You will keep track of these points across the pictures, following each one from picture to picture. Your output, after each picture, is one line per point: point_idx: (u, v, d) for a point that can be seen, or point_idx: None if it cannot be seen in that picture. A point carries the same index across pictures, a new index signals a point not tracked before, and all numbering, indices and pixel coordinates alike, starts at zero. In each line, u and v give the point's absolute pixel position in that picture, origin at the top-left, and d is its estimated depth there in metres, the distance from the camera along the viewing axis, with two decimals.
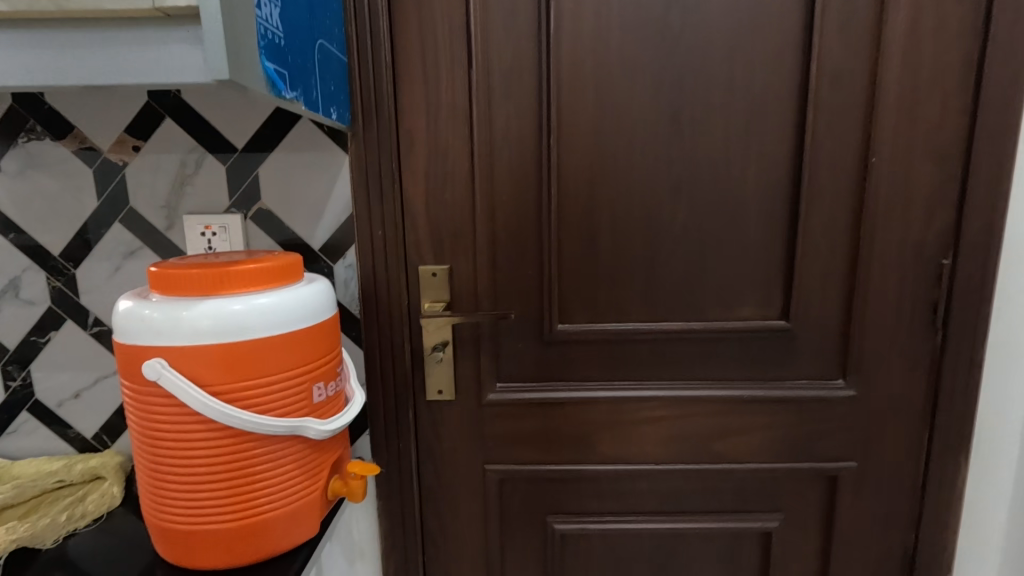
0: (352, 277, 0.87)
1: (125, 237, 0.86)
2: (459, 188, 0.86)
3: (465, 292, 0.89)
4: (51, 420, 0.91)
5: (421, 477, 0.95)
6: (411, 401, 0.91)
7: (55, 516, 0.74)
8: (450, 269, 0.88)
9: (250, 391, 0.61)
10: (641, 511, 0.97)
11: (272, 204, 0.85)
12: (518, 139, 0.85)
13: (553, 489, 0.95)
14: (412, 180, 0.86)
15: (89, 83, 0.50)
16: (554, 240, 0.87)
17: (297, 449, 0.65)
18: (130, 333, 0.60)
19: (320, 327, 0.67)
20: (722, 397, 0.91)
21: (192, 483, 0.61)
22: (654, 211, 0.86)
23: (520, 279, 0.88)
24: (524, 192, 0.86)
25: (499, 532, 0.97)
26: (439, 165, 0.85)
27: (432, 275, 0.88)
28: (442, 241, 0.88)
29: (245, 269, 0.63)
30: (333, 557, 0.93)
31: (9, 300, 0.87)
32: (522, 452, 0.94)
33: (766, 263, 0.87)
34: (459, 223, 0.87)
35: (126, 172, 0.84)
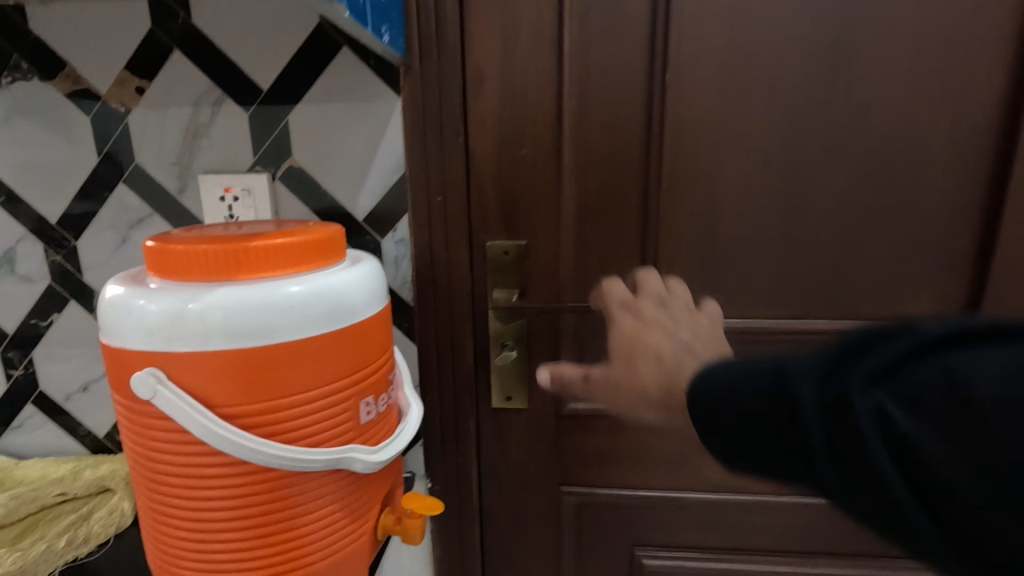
0: (405, 254, 0.70)
1: (132, 202, 0.71)
2: (541, 141, 0.66)
3: (543, 274, 0.71)
4: (58, 415, 0.79)
5: (483, 497, 0.79)
6: (473, 408, 0.75)
7: (53, 541, 0.61)
8: (525, 246, 0.70)
9: (278, 414, 0.45)
10: (750, 548, 0.79)
11: (306, 162, 0.68)
12: (621, 75, 0.64)
13: (644, 517, 0.78)
14: (480, 132, 0.67)
15: None
16: (662, 211, 0.67)
17: (340, 486, 0.49)
18: (116, 330, 0.44)
19: (369, 325, 0.50)
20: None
21: (202, 533, 0.46)
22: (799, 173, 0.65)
23: (615, 260, 0.70)
24: (625, 145, 0.66)
25: (575, 565, 0.80)
26: (516, 111, 0.66)
27: (503, 254, 0.70)
28: (517, 210, 0.69)
29: (269, 246, 0.46)
30: None
31: (4, 276, 0.74)
32: (606, 472, 0.77)
33: (949, 244, 0.65)
34: (538, 188, 0.68)
35: (129, 120, 0.68)
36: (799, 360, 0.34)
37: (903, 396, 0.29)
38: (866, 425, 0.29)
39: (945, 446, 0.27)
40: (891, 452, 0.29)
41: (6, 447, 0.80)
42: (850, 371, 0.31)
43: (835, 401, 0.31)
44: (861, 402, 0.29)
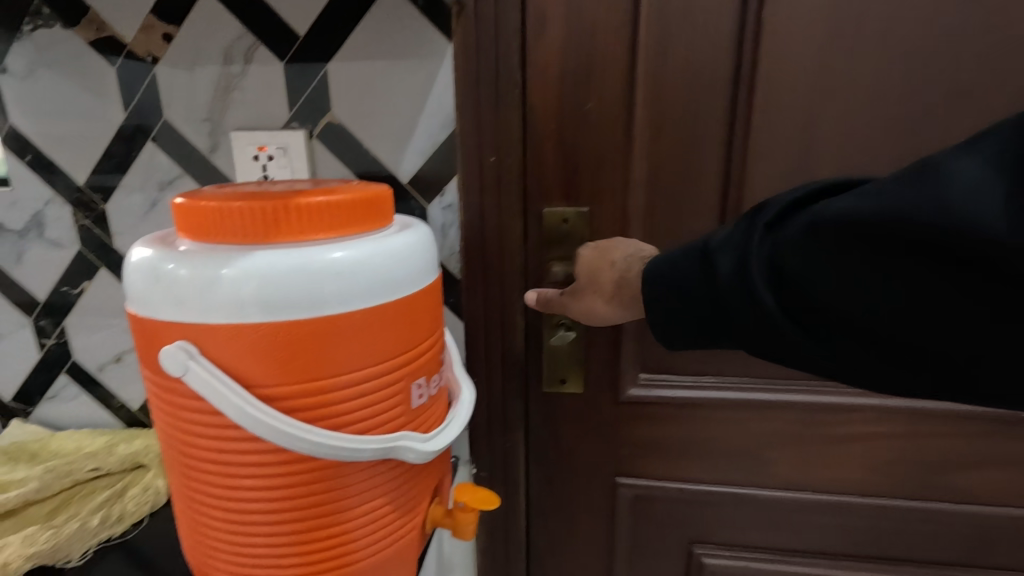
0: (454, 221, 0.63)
1: (161, 162, 0.66)
2: (610, 93, 0.59)
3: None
4: (92, 386, 0.76)
5: (530, 486, 0.73)
6: (522, 390, 0.69)
7: (86, 519, 0.58)
8: (587, 213, 0.63)
9: (323, 396, 0.40)
10: (826, 552, 0.71)
11: (346, 117, 0.62)
12: (703, 16, 0.56)
13: (706, 514, 0.72)
14: (540, 82, 0.59)
15: None
16: (745, 174, 0.60)
17: (389, 476, 0.44)
18: (144, 297, 0.39)
19: (422, 298, 0.44)
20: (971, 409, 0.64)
21: (238, 524, 0.41)
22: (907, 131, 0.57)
23: (688, 229, 0.62)
24: (704, 99, 0.58)
25: (627, 560, 0.75)
26: (582, 58, 0.58)
27: (561, 222, 0.63)
28: (579, 172, 0.62)
29: (310, 204, 0.39)
30: None
31: (34, 241, 0.70)
32: (668, 463, 0.70)
33: None
34: (604, 147, 0.61)
35: (156, 71, 0.63)
36: (717, 237, 0.49)
37: (774, 244, 0.45)
38: (754, 268, 0.44)
39: (794, 269, 0.43)
40: (771, 283, 0.44)
41: (42, 417, 0.78)
42: (743, 236, 0.47)
43: (733, 256, 0.46)
44: (749, 255, 0.45)
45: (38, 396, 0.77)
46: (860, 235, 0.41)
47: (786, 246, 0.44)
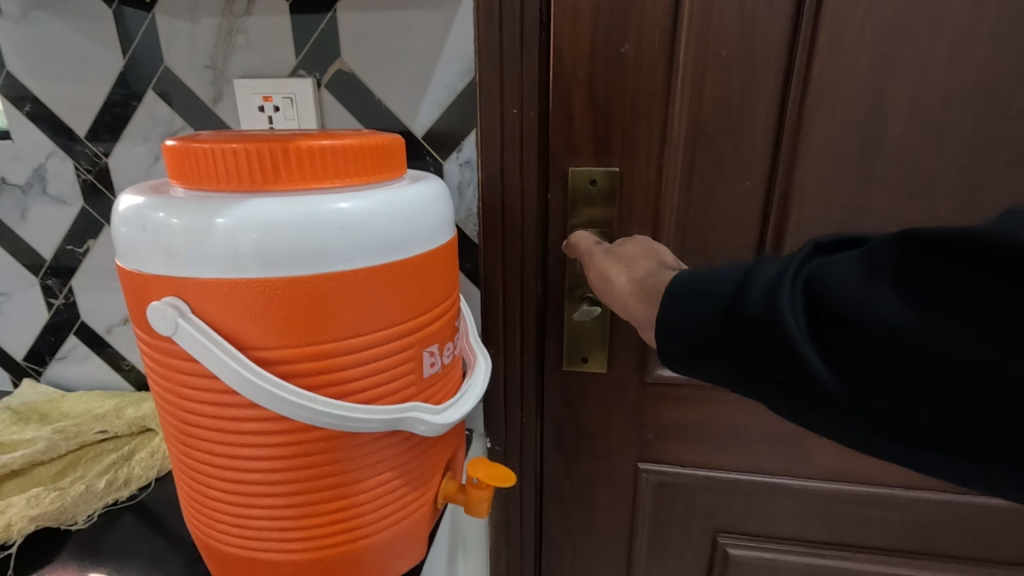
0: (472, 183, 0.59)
1: (164, 113, 0.62)
2: (651, 44, 0.55)
3: (639, 213, 0.61)
4: (101, 348, 0.75)
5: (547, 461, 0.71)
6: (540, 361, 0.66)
7: (92, 482, 0.56)
8: (618, 174, 0.59)
9: (325, 361, 0.36)
10: (865, 547, 0.69)
11: (357, 64, 0.57)
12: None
13: (736, 506, 0.69)
14: (573, 31, 0.55)
15: None
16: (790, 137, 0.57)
17: (399, 449, 0.41)
18: (135, 250, 0.35)
19: (436, 258, 0.40)
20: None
21: (238, 493, 0.39)
22: (964, 93, 0.54)
23: (721, 197, 0.59)
24: (749, 54, 0.55)
25: (650, 548, 0.73)
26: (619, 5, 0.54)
27: (589, 184, 0.60)
28: (611, 131, 0.58)
29: (313, 147, 0.35)
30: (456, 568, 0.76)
31: (37, 197, 0.68)
32: (694, 449, 0.67)
33: None
34: (640, 104, 0.57)
35: (155, 14, 0.58)
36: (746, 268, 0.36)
37: (821, 272, 0.33)
38: (786, 298, 0.32)
39: (841, 306, 0.31)
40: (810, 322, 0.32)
41: (53, 378, 0.77)
42: (778, 260, 0.35)
43: (764, 281, 0.33)
44: (783, 277, 0.33)
45: (48, 357, 0.76)
46: (940, 261, 0.29)
47: (834, 270, 0.32)
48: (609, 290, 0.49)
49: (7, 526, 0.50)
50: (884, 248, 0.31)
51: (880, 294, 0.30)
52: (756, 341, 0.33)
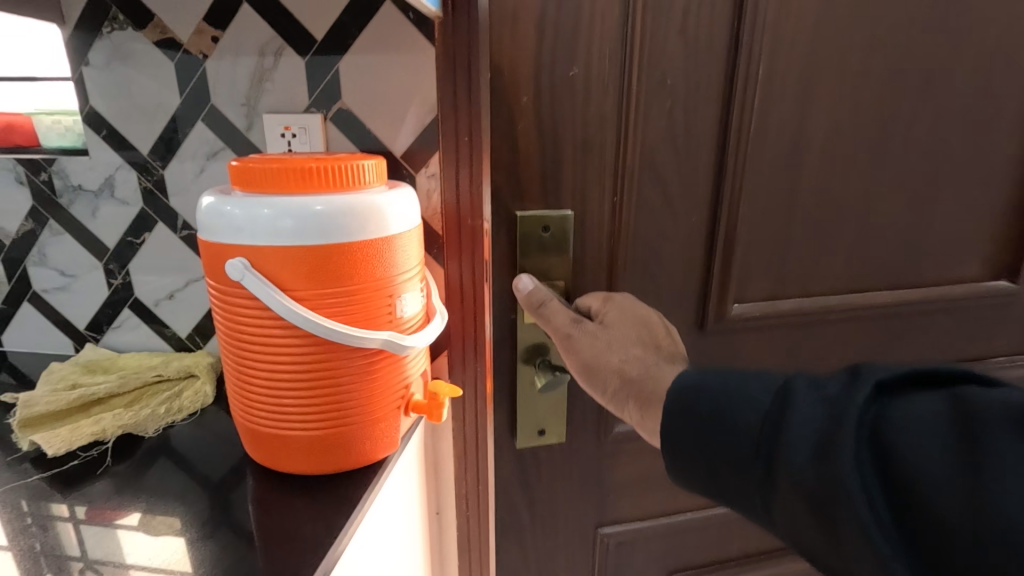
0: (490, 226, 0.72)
1: (208, 137, 0.83)
2: (594, 98, 0.67)
3: (591, 248, 0.73)
4: (148, 318, 0.95)
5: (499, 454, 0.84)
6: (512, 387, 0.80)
7: (155, 407, 0.77)
8: (571, 218, 0.71)
9: (335, 301, 0.58)
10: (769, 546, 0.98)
11: (354, 104, 0.79)
12: (677, 26, 0.65)
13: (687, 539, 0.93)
14: (520, 85, 0.66)
15: None
16: (692, 175, 0.72)
17: (382, 363, 0.63)
18: (214, 230, 0.57)
19: (406, 237, 0.62)
20: (834, 362, 0.85)
21: (278, 389, 0.60)
22: (804, 131, 0.72)
23: (665, 232, 0.74)
24: (671, 106, 0.68)
25: None
26: (564, 64, 0.65)
27: (542, 232, 0.71)
28: (562, 176, 0.70)
29: (333, 167, 0.57)
30: (446, 508, 0.99)
31: (106, 200, 0.89)
32: (639, 502, 0.90)
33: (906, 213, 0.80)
34: (582, 146, 0.69)
35: (206, 66, 0.80)
36: (815, 393, 0.41)
37: (887, 417, 0.37)
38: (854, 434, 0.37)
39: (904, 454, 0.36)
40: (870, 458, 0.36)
41: (108, 343, 0.97)
42: (848, 391, 0.40)
43: (827, 410, 0.39)
44: (853, 413, 0.38)
45: (105, 325, 0.96)
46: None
47: (894, 421, 0.37)
48: (595, 372, 0.58)
49: (102, 430, 0.72)
50: (966, 408, 0.35)
51: (953, 464, 0.34)
52: (814, 469, 0.37)
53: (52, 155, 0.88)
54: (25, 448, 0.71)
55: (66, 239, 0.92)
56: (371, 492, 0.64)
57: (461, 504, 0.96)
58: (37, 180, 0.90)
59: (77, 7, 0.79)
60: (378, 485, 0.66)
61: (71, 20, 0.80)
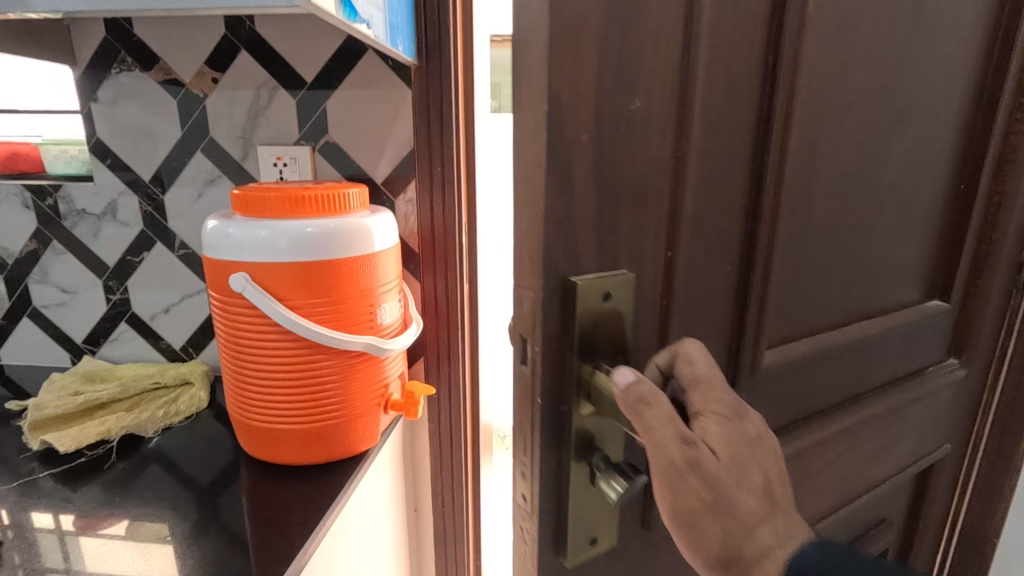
0: (526, 299, 0.43)
1: (206, 166, 0.92)
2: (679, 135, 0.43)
3: (644, 317, 0.46)
4: (145, 331, 1.02)
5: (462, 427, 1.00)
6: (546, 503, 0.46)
7: (154, 410, 0.85)
8: (632, 280, 0.44)
9: (323, 309, 0.67)
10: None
11: (339, 137, 0.89)
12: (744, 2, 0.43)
13: None
14: (581, 105, 0.38)
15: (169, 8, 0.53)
16: (739, 213, 0.49)
17: (363, 363, 0.73)
18: (218, 248, 0.66)
19: (385, 254, 0.72)
20: (828, 406, 0.64)
21: (272, 385, 0.69)
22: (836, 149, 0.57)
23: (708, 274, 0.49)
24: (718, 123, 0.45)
25: None
26: (630, 79, 0.39)
27: (603, 296, 0.43)
28: (623, 240, 0.43)
29: (325, 195, 0.67)
30: (422, 503, 1.07)
31: (108, 222, 0.96)
32: None
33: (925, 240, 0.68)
34: (642, 201, 0.43)
35: (206, 102, 0.89)
36: None
37: None
38: None
39: None
40: None
41: (105, 355, 1.04)
42: None
43: None
44: None
45: (102, 338, 1.03)
46: None
47: None
48: (695, 530, 0.40)
49: (107, 430, 0.80)
50: None
51: None
52: None
53: (57, 182, 0.96)
54: (35, 448, 0.78)
55: (68, 258, 0.99)
56: (356, 476, 0.74)
57: (437, 499, 1.04)
58: (42, 205, 0.97)
59: (88, 51, 0.88)
60: (361, 471, 0.76)
61: (82, 61, 0.89)
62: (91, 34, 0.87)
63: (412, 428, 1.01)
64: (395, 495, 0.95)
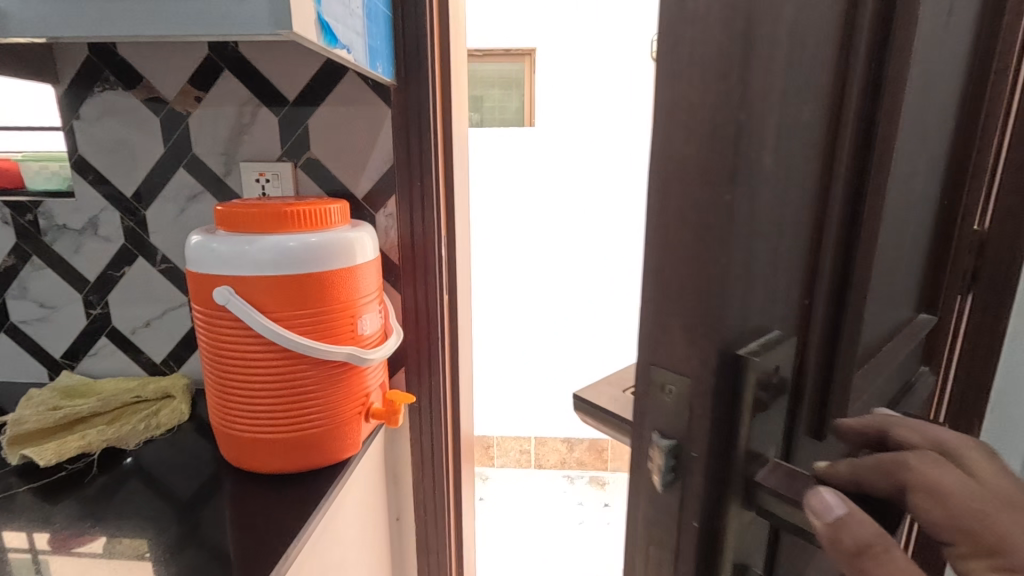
0: (670, 384, 0.31)
1: (189, 181, 0.94)
2: (832, 163, 0.34)
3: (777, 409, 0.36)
4: (125, 345, 1.02)
5: (444, 434, 1.02)
6: None
7: (135, 424, 0.86)
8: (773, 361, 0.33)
9: (305, 321, 0.70)
10: None
11: (321, 154, 0.92)
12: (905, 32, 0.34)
13: None
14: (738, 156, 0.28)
15: (153, 35, 0.55)
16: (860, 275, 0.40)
17: (345, 372, 0.75)
18: (202, 263, 0.68)
19: (366, 267, 0.75)
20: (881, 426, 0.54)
21: (255, 396, 0.71)
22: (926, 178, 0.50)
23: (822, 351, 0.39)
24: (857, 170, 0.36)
25: None
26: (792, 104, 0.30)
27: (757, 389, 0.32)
28: (771, 290, 0.33)
29: (308, 211, 0.70)
30: (405, 513, 1.08)
31: (89, 237, 0.97)
32: None
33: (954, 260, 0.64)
34: (792, 245, 0.33)
35: (189, 120, 0.91)
36: None
37: None
38: None
39: None
40: None
41: (85, 369, 1.04)
42: None
43: None
44: None
45: (81, 353, 1.03)
46: None
47: None
48: None
49: (88, 444, 0.80)
50: None
51: None
52: None
53: (37, 198, 0.96)
54: (14, 463, 0.78)
55: (47, 273, 0.99)
56: (338, 484, 0.76)
57: (419, 506, 1.06)
58: (22, 221, 0.97)
59: (71, 70, 0.90)
60: (343, 479, 0.78)
61: (65, 80, 0.90)
62: (74, 53, 0.89)
63: (394, 437, 1.03)
64: (377, 503, 0.97)
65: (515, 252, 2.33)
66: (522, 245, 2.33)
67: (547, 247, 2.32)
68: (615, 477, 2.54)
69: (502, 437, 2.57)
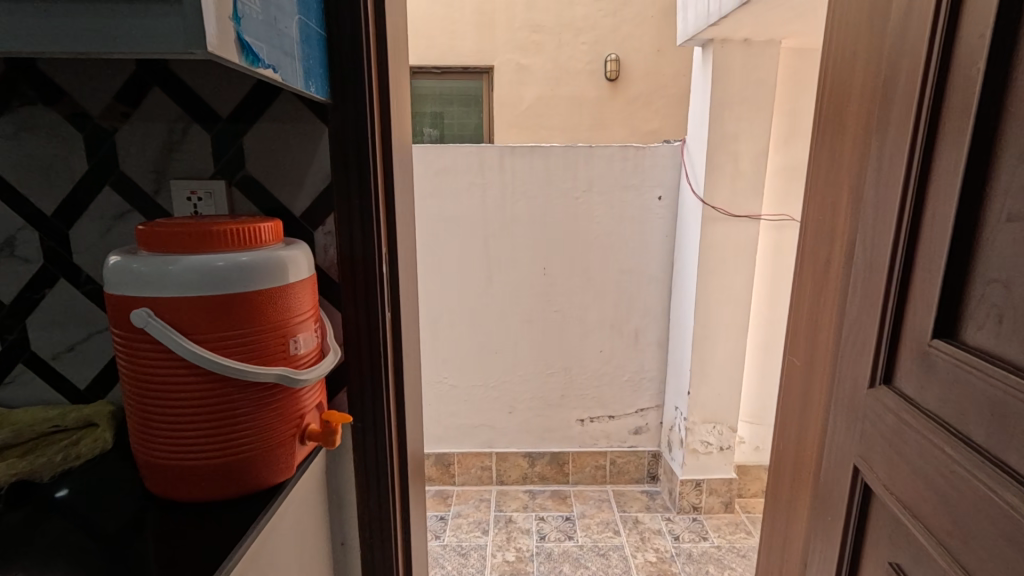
0: None
1: (115, 200, 0.91)
2: None
3: None
4: (45, 371, 0.97)
5: (389, 453, 1.00)
6: None
7: (52, 455, 0.81)
8: None
9: (231, 342, 0.68)
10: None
11: (258, 173, 0.91)
12: None
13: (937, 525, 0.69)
14: None
15: (63, 49, 0.54)
16: None
17: (277, 394, 0.74)
18: (120, 284, 0.65)
19: (297, 286, 0.74)
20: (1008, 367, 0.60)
21: (177, 421, 0.68)
22: None
23: None
24: None
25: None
26: None
27: None
28: None
29: (234, 230, 0.68)
30: (350, 539, 1.04)
31: (4, 258, 0.92)
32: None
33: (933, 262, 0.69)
34: None
35: (117, 137, 0.89)
36: None
37: None
38: None
39: None
40: None
41: None
42: None
43: None
44: None
45: None
46: None
47: None
48: None
49: None
50: None
51: None
52: None
53: None
54: None
55: None
56: (271, 509, 0.74)
57: (364, 530, 1.03)
58: None
59: None
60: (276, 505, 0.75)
61: None
62: None
63: (337, 459, 1.00)
64: (314, 529, 0.93)
65: (474, 266, 2.35)
66: (480, 260, 2.34)
67: (505, 262, 2.34)
68: (576, 489, 2.56)
69: (462, 453, 2.55)
